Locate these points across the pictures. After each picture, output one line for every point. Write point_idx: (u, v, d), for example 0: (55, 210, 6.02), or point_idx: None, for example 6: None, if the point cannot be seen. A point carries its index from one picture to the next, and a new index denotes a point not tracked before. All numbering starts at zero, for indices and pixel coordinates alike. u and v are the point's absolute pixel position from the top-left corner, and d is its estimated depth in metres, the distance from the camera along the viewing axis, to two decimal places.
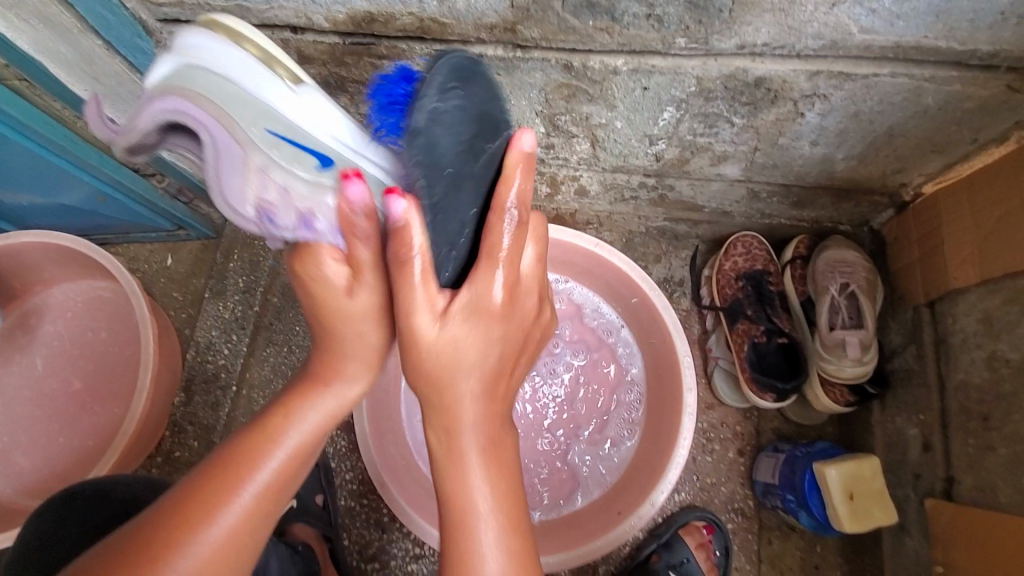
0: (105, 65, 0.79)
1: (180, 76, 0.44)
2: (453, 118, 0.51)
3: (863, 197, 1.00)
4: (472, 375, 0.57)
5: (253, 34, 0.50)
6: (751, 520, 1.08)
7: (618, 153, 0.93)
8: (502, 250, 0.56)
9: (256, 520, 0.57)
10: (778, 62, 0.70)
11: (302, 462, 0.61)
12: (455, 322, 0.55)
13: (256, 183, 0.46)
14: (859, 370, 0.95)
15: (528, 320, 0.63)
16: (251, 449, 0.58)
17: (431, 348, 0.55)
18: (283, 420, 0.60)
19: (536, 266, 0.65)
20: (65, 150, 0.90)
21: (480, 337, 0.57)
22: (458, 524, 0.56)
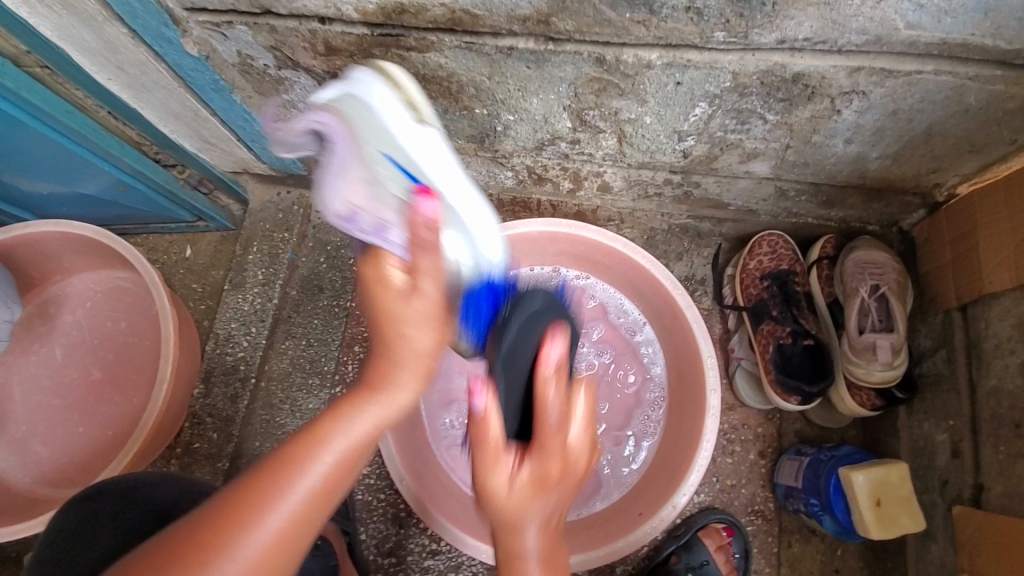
0: (129, 54, 0.76)
1: (356, 111, 0.59)
2: (536, 326, 0.73)
3: (895, 197, 0.98)
4: (533, 505, 0.63)
5: (410, 83, 0.64)
6: (771, 523, 1.06)
7: (646, 149, 0.92)
8: (552, 436, 0.65)
9: (302, 524, 0.55)
10: (818, 57, 0.68)
11: (351, 468, 0.58)
12: (522, 490, 0.62)
13: (354, 189, 0.58)
14: (889, 373, 0.93)
15: (579, 475, 0.66)
16: (293, 457, 0.55)
17: (503, 507, 0.63)
18: (330, 426, 0.56)
19: (587, 434, 0.69)
20: (86, 139, 0.90)
21: (556, 500, 0.64)
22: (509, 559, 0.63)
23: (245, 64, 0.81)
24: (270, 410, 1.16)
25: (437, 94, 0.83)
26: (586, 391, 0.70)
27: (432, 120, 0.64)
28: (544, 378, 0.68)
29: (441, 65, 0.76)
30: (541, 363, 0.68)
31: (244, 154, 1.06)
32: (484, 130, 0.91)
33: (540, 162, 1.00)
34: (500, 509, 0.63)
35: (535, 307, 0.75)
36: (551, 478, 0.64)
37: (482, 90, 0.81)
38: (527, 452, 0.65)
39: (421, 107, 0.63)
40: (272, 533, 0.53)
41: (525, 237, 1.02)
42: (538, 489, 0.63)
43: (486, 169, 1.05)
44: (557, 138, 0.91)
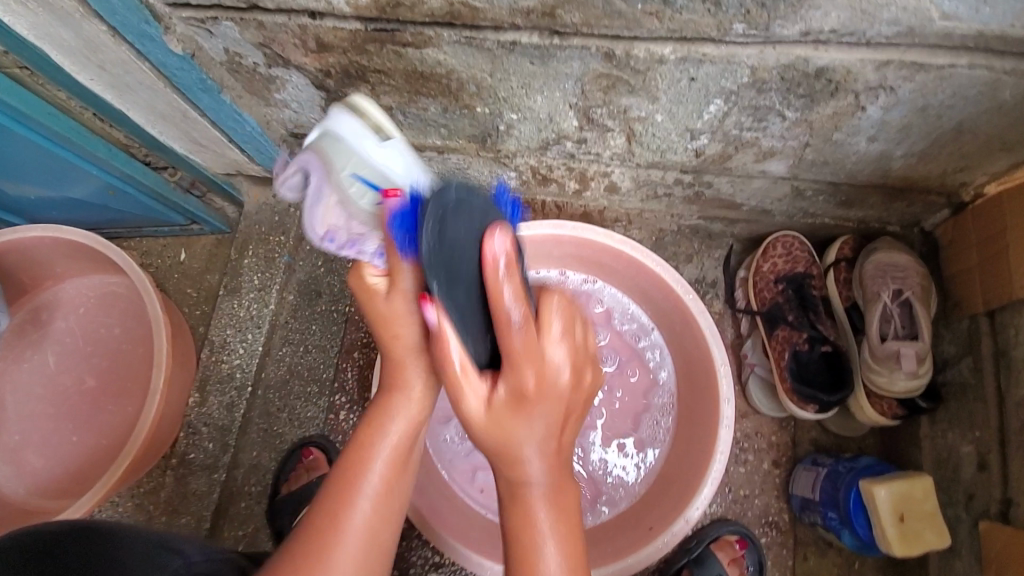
0: (110, 52, 0.72)
1: (325, 143, 0.60)
2: (495, 260, 0.66)
3: (917, 197, 0.93)
4: (520, 429, 0.53)
5: (375, 108, 0.63)
6: (786, 535, 1.03)
7: (656, 148, 0.87)
8: (517, 349, 0.52)
9: (381, 521, 0.59)
10: (844, 50, 0.63)
11: (404, 466, 0.62)
12: (494, 403, 0.53)
13: (332, 215, 0.61)
14: (914, 383, 0.88)
15: (569, 397, 0.54)
16: (348, 469, 0.60)
17: (478, 427, 0.54)
18: (372, 432, 0.62)
19: (569, 349, 0.55)
20: (71, 142, 0.86)
21: (544, 418, 0.53)
22: (515, 500, 0.56)
23: (234, 62, 0.77)
24: (268, 419, 1.13)
25: (435, 92, 0.78)
26: (566, 314, 0.55)
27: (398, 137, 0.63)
28: (491, 284, 0.52)
29: (439, 62, 0.72)
30: (487, 265, 0.52)
31: (237, 155, 1.02)
32: (485, 129, 0.87)
33: (545, 162, 0.96)
34: (475, 431, 0.54)
35: None
36: (531, 397, 0.52)
37: (484, 87, 0.76)
38: (500, 371, 0.54)
39: (386, 129, 0.62)
40: (361, 539, 0.57)
41: (529, 241, 0.98)
42: (520, 412, 0.53)
43: (488, 170, 1.00)
44: (562, 137, 0.87)
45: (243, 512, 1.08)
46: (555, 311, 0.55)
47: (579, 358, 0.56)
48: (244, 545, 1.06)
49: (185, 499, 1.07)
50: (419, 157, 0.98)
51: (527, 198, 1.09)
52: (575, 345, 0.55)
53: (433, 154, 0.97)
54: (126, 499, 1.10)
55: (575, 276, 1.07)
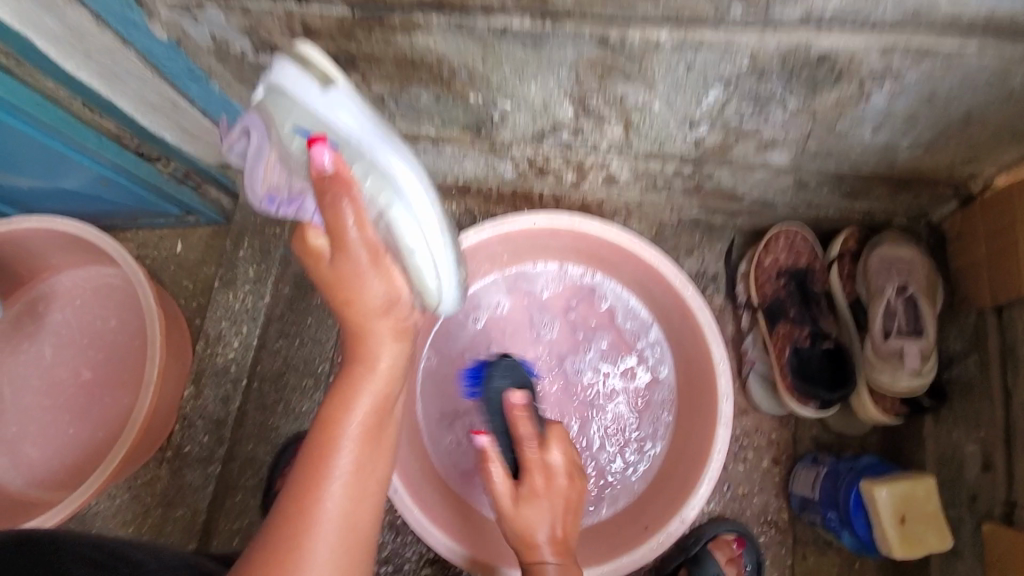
0: (97, 41, 0.71)
1: (267, 95, 0.57)
2: (510, 386, 0.83)
3: (925, 188, 0.90)
4: (536, 515, 0.68)
5: (318, 54, 0.56)
6: (785, 533, 1.01)
7: (654, 138, 0.85)
8: (535, 463, 0.70)
9: (357, 499, 0.56)
10: (847, 34, 0.61)
11: (376, 441, 0.58)
12: (521, 505, 0.69)
13: (273, 171, 0.64)
14: (918, 381, 0.86)
15: (567, 489, 0.70)
16: (319, 450, 0.55)
17: (513, 522, 0.69)
18: (336, 408, 0.57)
19: (568, 453, 0.73)
20: (61, 132, 0.85)
21: (553, 513, 0.69)
22: (524, 542, 0.68)
23: (221, 49, 0.75)
24: (263, 412, 1.12)
25: (426, 79, 0.77)
26: (563, 442, 0.73)
27: (341, 82, 0.56)
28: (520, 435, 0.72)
29: (429, 48, 0.70)
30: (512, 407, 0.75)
31: None
32: (480, 119, 0.85)
33: (541, 152, 0.94)
34: (512, 525, 0.69)
35: (512, 376, 0.85)
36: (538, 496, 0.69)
37: (476, 75, 0.74)
38: (517, 480, 0.71)
39: (326, 73, 0.56)
40: (337, 523, 0.54)
41: (525, 233, 0.96)
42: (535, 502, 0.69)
43: (484, 160, 0.99)
44: (558, 126, 0.85)
45: (239, 504, 1.08)
46: (562, 433, 0.74)
47: (571, 452, 0.74)
48: (239, 541, 1.05)
49: (182, 491, 1.07)
50: (413, 148, 0.96)
51: (524, 189, 1.07)
52: (570, 458, 0.73)
53: (428, 144, 0.95)
54: (122, 491, 1.10)
55: (574, 270, 1.05)
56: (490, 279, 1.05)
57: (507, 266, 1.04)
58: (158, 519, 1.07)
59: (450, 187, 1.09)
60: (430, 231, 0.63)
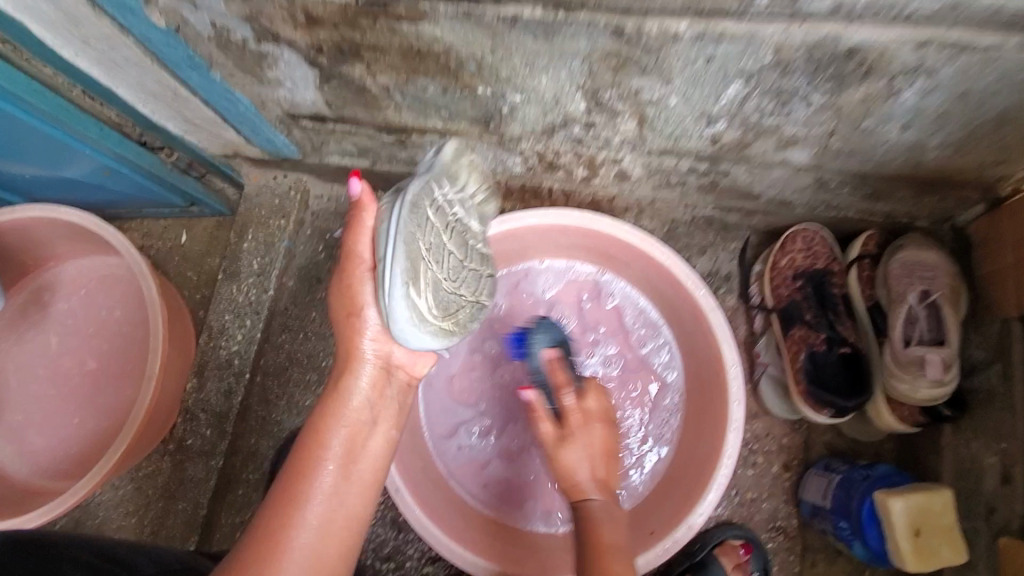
0: (93, 26, 0.68)
1: None
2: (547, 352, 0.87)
3: (951, 189, 0.86)
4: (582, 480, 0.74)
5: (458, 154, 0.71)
6: (794, 541, 0.99)
7: (669, 134, 0.82)
8: (594, 411, 0.78)
9: (330, 526, 0.59)
10: (879, 28, 0.57)
11: (351, 472, 0.62)
12: (575, 449, 0.75)
13: None
14: (938, 392, 0.81)
15: (603, 431, 0.78)
16: (297, 471, 0.61)
17: (560, 468, 0.75)
18: (313, 435, 0.63)
19: (602, 405, 0.81)
20: (61, 122, 0.83)
21: (586, 445, 0.76)
22: (593, 553, 0.69)
23: (222, 38, 0.72)
24: (267, 406, 1.13)
25: (434, 70, 0.74)
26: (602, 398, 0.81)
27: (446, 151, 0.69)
28: (566, 409, 0.78)
29: (436, 39, 0.67)
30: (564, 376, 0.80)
31: (233, 136, 0.98)
32: (488, 112, 0.83)
33: (551, 147, 0.91)
34: (559, 470, 0.75)
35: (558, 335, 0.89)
36: (579, 441, 0.75)
37: (485, 67, 0.71)
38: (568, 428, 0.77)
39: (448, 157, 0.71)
40: (306, 550, 0.57)
41: (532, 229, 0.93)
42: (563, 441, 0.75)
43: (492, 155, 0.96)
44: (569, 121, 0.82)
45: (239, 499, 1.07)
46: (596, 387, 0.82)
47: (601, 416, 0.79)
48: (240, 534, 1.05)
49: (182, 485, 1.06)
50: (419, 141, 0.94)
51: (533, 184, 1.04)
52: (608, 409, 0.81)
53: (435, 138, 0.93)
54: (125, 481, 1.11)
55: (584, 269, 1.03)
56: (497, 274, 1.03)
57: (515, 262, 1.02)
58: (160, 511, 1.07)
59: None
60: (398, 265, 0.61)
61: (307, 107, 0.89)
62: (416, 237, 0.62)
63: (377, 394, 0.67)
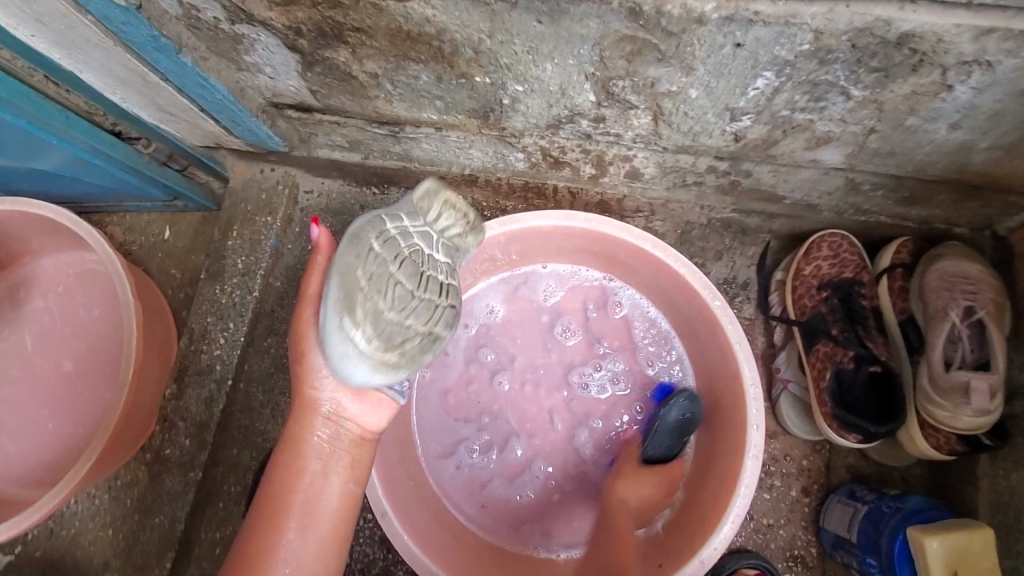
0: (47, 4, 0.61)
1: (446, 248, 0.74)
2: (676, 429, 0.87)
3: (998, 195, 0.78)
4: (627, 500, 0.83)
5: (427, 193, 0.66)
6: (813, 571, 0.91)
7: (686, 130, 0.74)
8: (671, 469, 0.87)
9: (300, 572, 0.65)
10: (938, 11, 0.49)
11: (314, 522, 0.66)
12: (640, 487, 0.84)
13: None
14: (982, 420, 0.73)
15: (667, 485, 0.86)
16: (263, 527, 0.65)
17: (615, 497, 0.84)
18: (274, 490, 0.66)
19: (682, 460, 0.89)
20: (22, 109, 0.76)
21: (650, 481, 0.85)
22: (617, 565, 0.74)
23: (192, 17, 0.65)
24: (250, 415, 1.05)
25: (426, 56, 0.66)
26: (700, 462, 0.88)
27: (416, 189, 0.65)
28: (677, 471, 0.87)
29: (428, 20, 0.59)
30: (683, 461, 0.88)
31: (215, 128, 0.90)
32: (487, 104, 0.75)
33: (557, 142, 0.83)
34: (614, 501, 0.83)
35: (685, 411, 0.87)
36: (650, 478, 0.85)
37: (482, 52, 0.64)
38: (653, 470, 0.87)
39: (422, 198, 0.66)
40: None
41: (535, 232, 0.86)
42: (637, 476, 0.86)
43: (492, 150, 0.88)
44: (576, 114, 0.74)
45: (221, 513, 1.01)
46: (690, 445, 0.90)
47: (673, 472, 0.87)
48: (221, 551, 0.99)
49: (159, 498, 0.99)
50: (413, 134, 0.86)
51: (536, 182, 0.97)
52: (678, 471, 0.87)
53: (430, 131, 0.85)
54: (103, 491, 1.05)
55: (591, 274, 0.95)
56: (496, 278, 0.95)
57: (516, 265, 0.95)
58: (136, 525, 1.01)
59: (456, 177, 0.99)
60: (332, 291, 0.59)
61: (292, 95, 0.81)
62: (349, 266, 0.58)
63: (331, 445, 0.68)
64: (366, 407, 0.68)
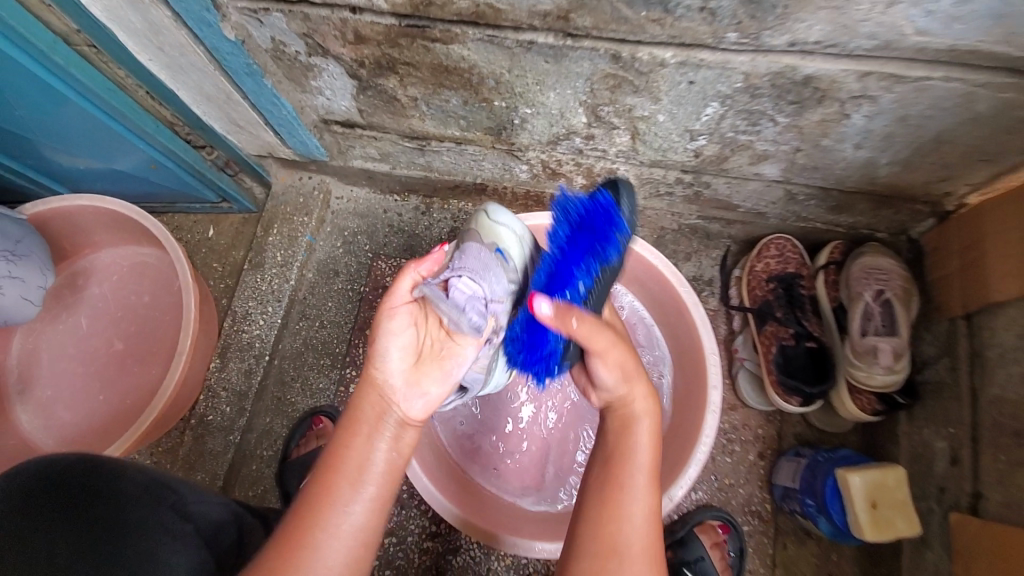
0: (171, 37, 0.81)
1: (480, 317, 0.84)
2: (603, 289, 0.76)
3: (904, 204, 0.98)
4: (643, 406, 0.69)
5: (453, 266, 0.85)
6: (767, 523, 1.07)
7: (658, 147, 0.94)
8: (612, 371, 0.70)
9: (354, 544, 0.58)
10: (828, 60, 0.69)
11: (378, 493, 0.61)
12: (615, 380, 0.70)
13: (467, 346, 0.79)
14: (891, 378, 0.92)
15: (638, 388, 0.69)
16: (320, 494, 0.59)
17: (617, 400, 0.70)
18: (335, 459, 0.61)
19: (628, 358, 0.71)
20: (126, 117, 0.95)
21: (620, 361, 0.69)
22: (621, 477, 0.64)
23: (278, 50, 0.84)
24: (283, 388, 1.20)
25: (458, 85, 0.86)
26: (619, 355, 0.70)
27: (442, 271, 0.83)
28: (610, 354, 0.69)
29: (463, 58, 0.79)
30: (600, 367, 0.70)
31: (271, 138, 1.09)
32: (501, 123, 0.95)
33: (555, 157, 1.03)
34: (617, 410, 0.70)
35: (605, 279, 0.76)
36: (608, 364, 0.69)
37: (502, 83, 0.84)
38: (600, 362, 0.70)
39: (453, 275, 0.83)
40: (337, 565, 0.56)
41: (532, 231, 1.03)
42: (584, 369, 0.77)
43: (502, 162, 1.08)
44: (572, 132, 0.94)
45: (254, 473, 1.14)
46: (604, 347, 0.68)
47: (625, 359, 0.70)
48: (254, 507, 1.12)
49: (202, 457, 1.12)
50: (437, 148, 1.06)
51: (537, 191, 1.16)
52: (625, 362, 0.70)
53: (451, 145, 1.05)
54: (145, 456, 1.18)
55: None
56: None
57: None
58: None
59: (470, 185, 1.19)
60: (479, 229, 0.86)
61: (342, 113, 1.00)
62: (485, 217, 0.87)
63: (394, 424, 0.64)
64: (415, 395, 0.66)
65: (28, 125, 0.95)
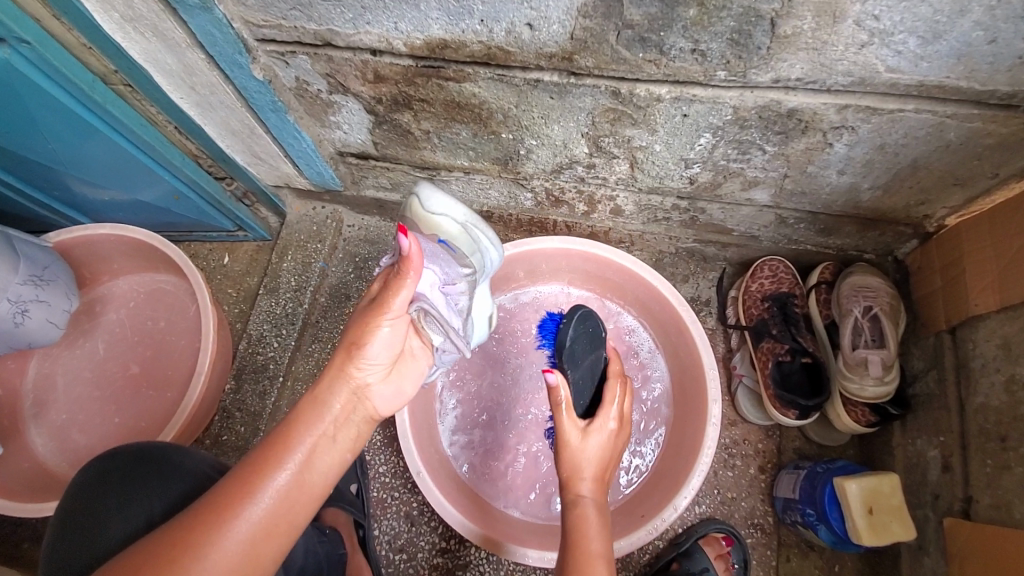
0: (204, 77, 0.87)
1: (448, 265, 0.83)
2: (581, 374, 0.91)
3: (888, 227, 1.04)
4: (591, 490, 0.76)
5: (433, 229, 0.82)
6: (771, 536, 1.09)
7: (655, 175, 1.00)
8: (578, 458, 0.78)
9: (268, 533, 0.56)
10: (810, 95, 0.76)
11: (309, 483, 0.60)
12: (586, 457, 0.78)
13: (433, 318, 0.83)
14: (882, 389, 0.97)
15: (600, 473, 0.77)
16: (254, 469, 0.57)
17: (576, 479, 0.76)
18: (282, 438, 0.60)
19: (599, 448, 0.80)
20: (153, 148, 1.01)
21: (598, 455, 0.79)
22: (579, 555, 0.68)
23: (301, 89, 0.90)
24: None
25: (468, 119, 0.92)
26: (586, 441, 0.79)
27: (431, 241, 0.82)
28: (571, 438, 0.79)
29: (474, 94, 0.86)
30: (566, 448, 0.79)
31: (289, 169, 1.16)
32: (508, 153, 1.01)
33: (558, 185, 1.09)
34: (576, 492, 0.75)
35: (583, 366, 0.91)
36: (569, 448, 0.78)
37: (509, 116, 0.90)
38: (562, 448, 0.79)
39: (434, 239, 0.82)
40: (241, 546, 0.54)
41: (542, 254, 1.09)
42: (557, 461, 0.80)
43: (508, 190, 1.14)
44: (574, 162, 1.00)
45: None
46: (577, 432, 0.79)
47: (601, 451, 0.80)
48: None
49: None
50: (447, 177, 1.12)
51: (540, 217, 1.22)
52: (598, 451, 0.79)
53: (460, 174, 1.11)
54: None
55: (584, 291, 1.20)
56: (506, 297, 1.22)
57: (526, 285, 1.21)
58: None
59: (478, 213, 1.25)
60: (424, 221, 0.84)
61: (356, 146, 1.07)
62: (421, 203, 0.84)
63: (348, 413, 0.65)
64: (387, 393, 0.70)
65: (61, 158, 1.01)
